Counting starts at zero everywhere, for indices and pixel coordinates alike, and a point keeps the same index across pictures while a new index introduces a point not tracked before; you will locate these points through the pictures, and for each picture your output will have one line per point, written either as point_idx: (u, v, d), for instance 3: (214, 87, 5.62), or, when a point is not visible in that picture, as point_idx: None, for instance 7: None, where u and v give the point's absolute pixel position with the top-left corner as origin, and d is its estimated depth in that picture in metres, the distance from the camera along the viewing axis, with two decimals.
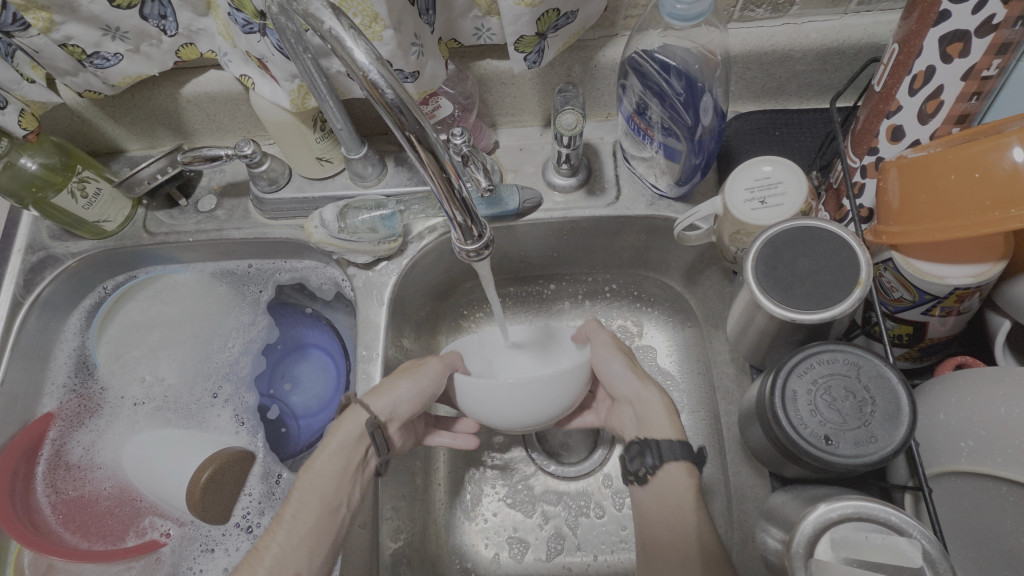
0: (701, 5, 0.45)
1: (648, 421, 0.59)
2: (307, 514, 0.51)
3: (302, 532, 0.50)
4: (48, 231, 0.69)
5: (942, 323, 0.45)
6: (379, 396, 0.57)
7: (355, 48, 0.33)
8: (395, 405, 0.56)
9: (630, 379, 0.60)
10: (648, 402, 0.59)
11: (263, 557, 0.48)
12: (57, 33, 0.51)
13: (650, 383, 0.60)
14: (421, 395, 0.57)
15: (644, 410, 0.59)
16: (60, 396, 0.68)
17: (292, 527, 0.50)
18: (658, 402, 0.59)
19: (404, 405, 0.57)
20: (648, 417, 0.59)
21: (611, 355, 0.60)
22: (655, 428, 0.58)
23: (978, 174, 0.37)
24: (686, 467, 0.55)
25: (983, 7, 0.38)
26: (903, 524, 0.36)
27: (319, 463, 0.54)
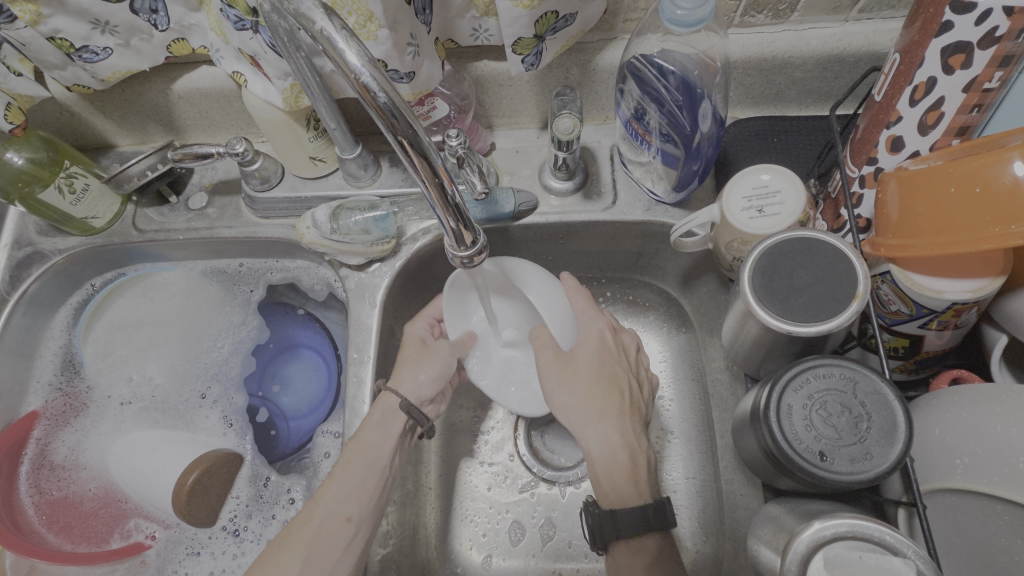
0: (702, 11, 0.44)
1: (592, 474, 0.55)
2: (354, 468, 0.54)
3: (345, 484, 0.54)
4: (36, 227, 0.68)
5: (938, 337, 0.45)
6: (402, 382, 0.59)
7: (347, 50, 0.32)
8: (419, 387, 0.59)
9: (574, 423, 0.55)
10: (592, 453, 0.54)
11: (318, 504, 0.53)
12: (44, 26, 0.50)
13: (597, 428, 0.54)
14: (439, 377, 0.60)
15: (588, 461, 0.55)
16: (45, 394, 0.67)
17: (340, 479, 0.54)
18: (601, 460, 0.53)
19: (426, 388, 0.59)
20: (596, 478, 0.54)
21: (550, 381, 0.56)
22: (602, 490, 0.53)
23: (979, 189, 0.37)
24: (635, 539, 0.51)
25: (986, 19, 0.38)
26: (897, 542, 0.36)
27: (366, 437, 0.56)
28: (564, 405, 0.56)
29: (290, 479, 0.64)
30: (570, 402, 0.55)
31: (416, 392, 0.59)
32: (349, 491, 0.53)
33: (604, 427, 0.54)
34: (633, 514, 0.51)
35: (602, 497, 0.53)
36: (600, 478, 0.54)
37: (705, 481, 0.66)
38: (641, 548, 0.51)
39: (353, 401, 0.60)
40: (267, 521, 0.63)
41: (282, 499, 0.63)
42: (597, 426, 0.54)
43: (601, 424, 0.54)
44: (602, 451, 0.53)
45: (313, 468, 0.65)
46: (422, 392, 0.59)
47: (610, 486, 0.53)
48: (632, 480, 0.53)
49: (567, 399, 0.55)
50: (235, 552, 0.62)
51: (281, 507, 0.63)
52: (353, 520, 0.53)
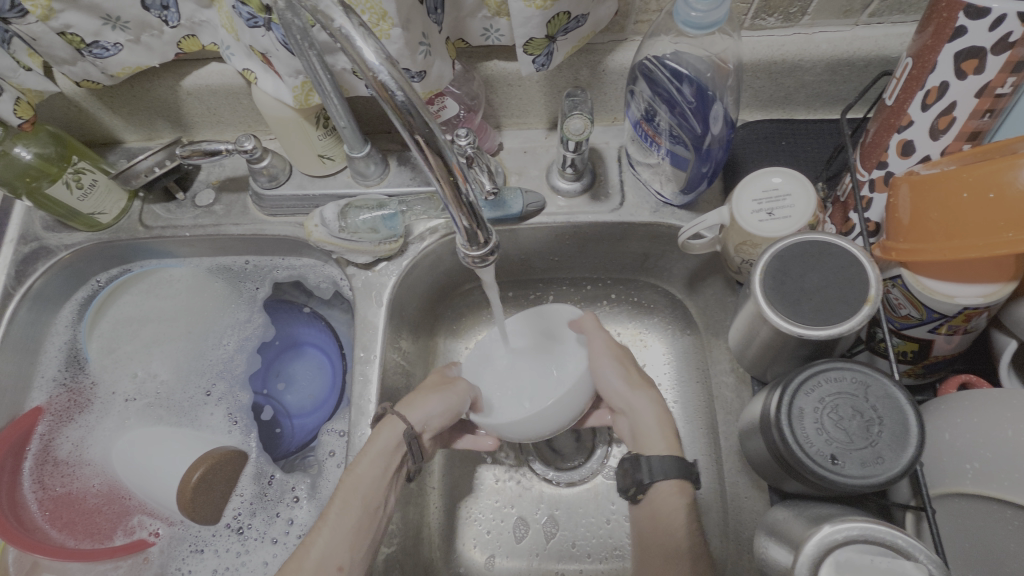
0: (717, 13, 0.44)
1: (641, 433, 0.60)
2: (353, 507, 0.52)
3: (342, 526, 0.51)
4: (42, 222, 0.68)
5: (947, 341, 0.45)
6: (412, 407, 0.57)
7: (365, 47, 0.32)
8: (427, 417, 0.57)
9: (624, 390, 0.61)
10: (642, 415, 0.60)
11: (310, 550, 0.50)
12: (55, 21, 0.49)
13: (645, 394, 0.61)
14: (450, 410, 0.58)
15: (637, 422, 0.60)
16: (50, 390, 0.67)
17: (338, 520, 0.51)
18: (651, 421, 0.59)
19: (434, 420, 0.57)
20: (645, 435, 0.59)
21: (604, 359, 0.61)
22: (649, 444, 0.58)
23: (993, 195, 0.37)
24: (679, 482, 0.55)
25: (1000, 24, 0.38)
26: (909, 546, 0.36)
27: (367, 472, 0.53)
28: (611, 372, 0.61)
29: (294, 478, 0.64)
30: (621, 369, 0.61)
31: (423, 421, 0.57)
32: (342, 542, 0.50)
33: (648, 396, 0.61)
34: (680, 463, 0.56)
35: (646, 450, 0.58)
36: (649, 435, 0.59)
37: (709, 483, 0.66)
38: (680, 495, 0.55)
39: (359, 400, 0.60)
40: (271, 519, 0.63)
41: (287, 498, 0.63)
42: (643, 395, 0.61)
43: (646, 395, 0.61)
44: (654, 413, 0.60)
45: (318, 467, 0.64)
46: (429, 423, 0.57)
47: (661, 444, 0.58)
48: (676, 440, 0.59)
49: (617, 369, 0.61)
50: (239, 550, 0.62)
51: (285, 505, 0.63)
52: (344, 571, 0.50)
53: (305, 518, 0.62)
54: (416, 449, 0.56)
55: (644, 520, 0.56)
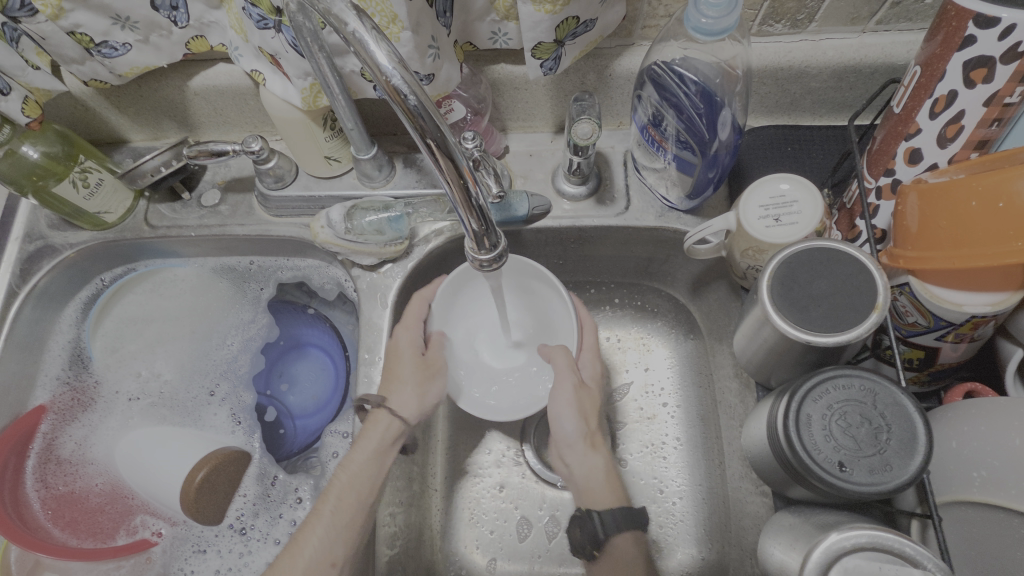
0: (727, 20, 0.44)
1: (587, 490, 0.58)
2: (344, 511, 0.52)
3: (334, 529, 0.51)
4: (47, 220, 0.68)
5: (954, 349, 0.45)
6: (404, 401, 0.57)
7: (378, 51, 0.33)
8: (418, 409, 0.58)
9: (577, 446, 0.58)
10: (590, 472, 0.58)
11: (302, 552, 0.50)
12: (65, 21, 0.49)
13: (599, 453, 0.58)
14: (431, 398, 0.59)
15: (584, 480, 0.58)
16: (53, 388, 0.67)
17: (329, 522, 0.51)
18: (600, 475, 0.58)
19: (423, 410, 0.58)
20: (590, 487, 0.57)
21: (563, 406, 0.58)
22: (596, 498, 0.57)
23: (1002, 204, 0.37)
24: (632, 534, 0.55)
25: (1010, 34, 0.38)
26: (918, 555, 0.36)
27: (354, 462, 0.54)
28: (567, 420, 0.58)
29: (297, 479, 0.64)
30: (581, 421, 0.58)
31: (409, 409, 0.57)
32: (334, 541, 0.50)
33: (601, 453, 0.59)
34: (631, 513, 0.55)
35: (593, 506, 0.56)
36: (596, 490, 0.57)
37: (712, 487, 0.66)
38: (635, 546, 0.55)
39: None
40: (274, 520, 0.63)
41: (290, 499, 0.63)
42: (598, 451, 0.58)
43: (601, 452, 0.59)
44: (601, 475, 0.57)
45: (321, 468, 0.64)
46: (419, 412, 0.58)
47: (606, 497, 0.56)
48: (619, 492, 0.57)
49: (576, 421, 0.58)
50: (241, 550, 0.62)
51: (288, 506, 0.63)
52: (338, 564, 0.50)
53: None
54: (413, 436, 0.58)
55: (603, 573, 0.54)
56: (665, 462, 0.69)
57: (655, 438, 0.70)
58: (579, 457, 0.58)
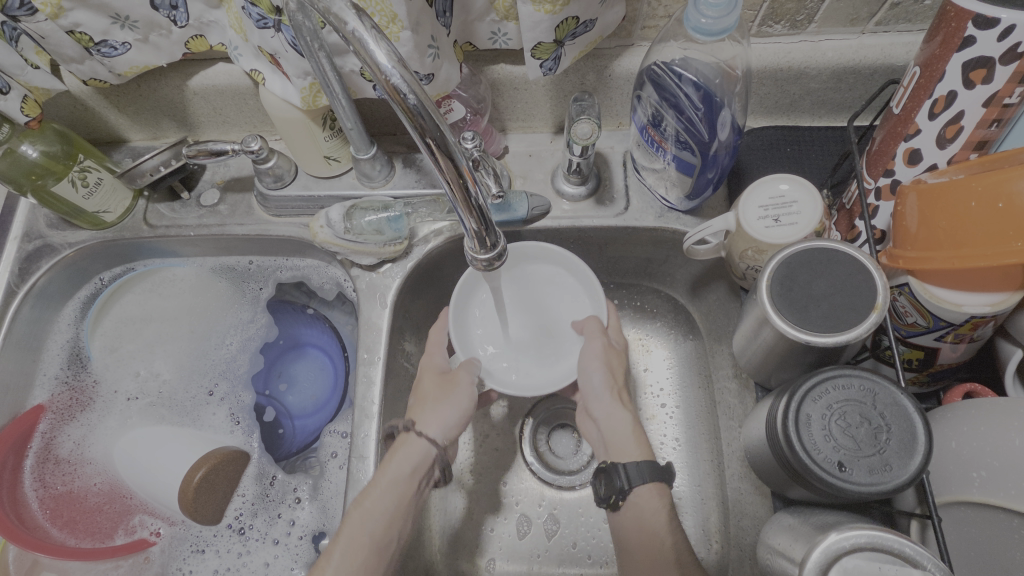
0: (727, 20, 0.44)
1: (615, 444, 0.57)
2: (358, 551, 0.50)
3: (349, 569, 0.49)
4: (46, 220, 0.67)
5: (953, 350, 0.45)
6: (428, 422, 0.57)
7: (377, 51, 0.33)
8: (445, 427, 0.57)
9: (605, 398, 0.59)
10: (618, 426, 0.58)
11: None
12: (65, 20, 0.49)
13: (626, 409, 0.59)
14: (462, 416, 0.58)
15: (611, 433, 0.58)
16: (51, 388, 0.67)
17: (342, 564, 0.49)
18: (627, 427, 0.57)
19: (451, 429, 0.57)
20: (617, 438, 0.57)
21: (593, 362, 0.59)
22: (621, 453, 0.56)
23: (1001, 205, 0.37)
24: (656, 487, 0.53)
25: (1009, 35, 0.38)
26: (917, 555, 0.36)
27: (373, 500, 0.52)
28: (595, 376, 0.59)
29: (296, 478, 0.64)
30: (609, 377, 0.59)
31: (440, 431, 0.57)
32: None
33: (628, 408, 0.59)
34: (656, 467, 0.54)
35: (619, 458, 0.56)
36: (622, 443, 0.57)
37: (711, 488, 0.66)
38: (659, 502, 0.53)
39: (362, 402, 0.60)
40: (272, 520, 0.62)
41: (289, 498, 0.63)
42: (625, 407, 0.59)
43: (629, 407, 0.59)
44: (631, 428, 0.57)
45: (319, 468, 0.64)
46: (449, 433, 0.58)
47: (633, 451, 0.56)
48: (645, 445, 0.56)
49: (604, 376, 0.59)
50: (240, 550, 0.62)
51: (287, 506, 0.63)
52: None
53: (307, 519, 0.62)
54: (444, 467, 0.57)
55: (625, 529, 0.53)
56: (664, 462, 0.69)
57: (654, 438, 0.70)
58: (608, 412, 0.59)
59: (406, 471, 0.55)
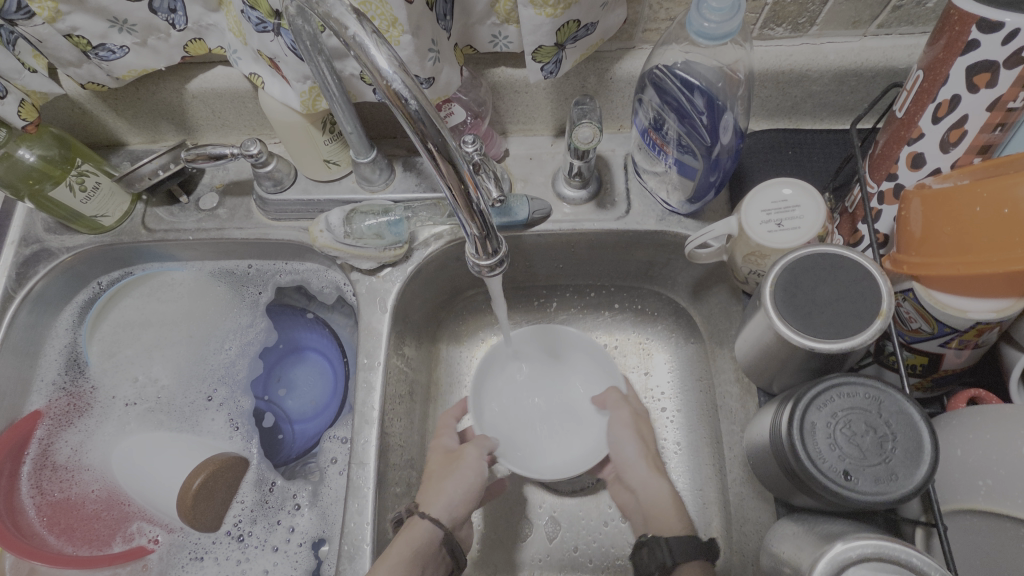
0: (730, 24, 0.44)
1: (653, 515, 0.60)
2: None
3: None
4: (44, 224, 0.67)
5: (957, 356, 0.45)
6: (433, 503, 0.58)
7: (378, 56, 0.32)
8: (451, 507, 0.59)
9: (641, 468, 0.62)
10: (655, 493, 0.61)
11: None
12: (62, 23, 0.49)
13: (660, 477, 0.61)
14: (470, 493, 0.60)
15: (648, 503, 0.61)
16: (49, 393, 0.67)
17: None
18: (665, 497, 0.60)
19: (457, 507, 0.59)
20: (655, 509, 0.60)
21: (625, 432, 0.64)
22: (665, 520, 0.58)
23: (1007, 210, 0.36)
24: (697, 565, 0.53)
25: (1013, 38, 0.37)
26: (924, 565, 0.35)
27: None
28: (625, 445, 0.64)
29: (295, 485, 0.64)
30: (641, 444, 0.64)
31: (448, 509, 0.58)
32: None
33: (665, 476, 0.62)
34: (680, 535, 0.54)
35: (661, 530, 0.57)
36: (665, 513, 0.59)
37: (713, 493, 0.65)
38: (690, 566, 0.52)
39: (363, 408, 0.60)
40: (272, 527, 0.62)
41: (288, 505, 0.63)
42: (663, 475, 0.62)
43: (664, 476, 0.62)
44: (668, 495, 0.60)
45: (319, 474, 0.64)
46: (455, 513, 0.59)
47: (676, 524, 0.57)
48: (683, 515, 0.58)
49: (637, 444, 0.64)
50: (239, 557, 0.61)
51: (286, 513, 0.62)
52: None
53: (307, 526, 0.62)
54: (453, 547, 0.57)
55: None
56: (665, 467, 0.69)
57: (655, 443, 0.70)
58: (643, 482, 0.62)
59: (409, 551, 0.53)
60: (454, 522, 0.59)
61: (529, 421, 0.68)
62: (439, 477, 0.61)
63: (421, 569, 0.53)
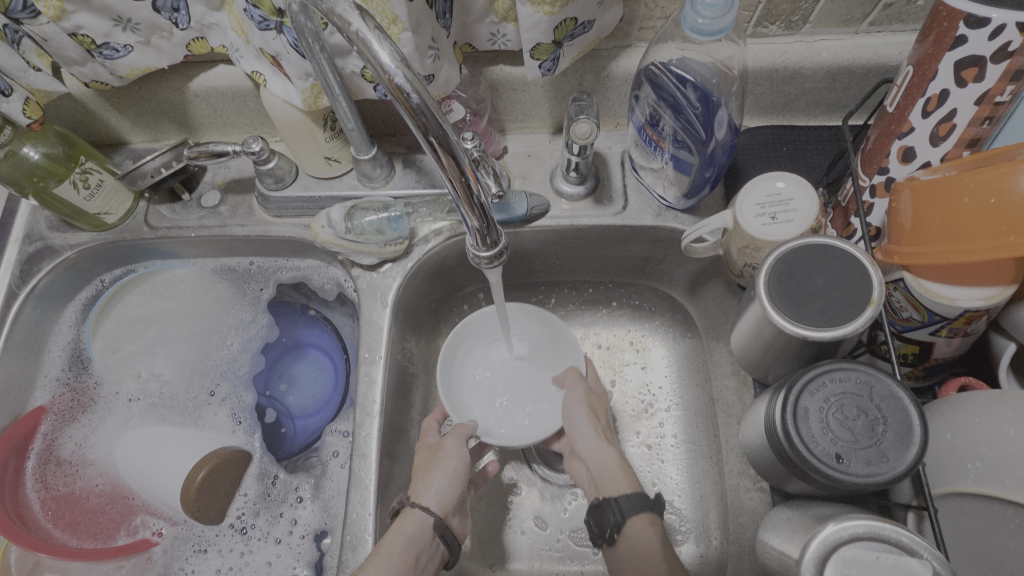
0: (724, 20, 0.45)
1: (601, 482, 0.58)
2: None
3: None
4: (47, 222, 0.68)
5: (948, 344, 0.46)
6: (421, 491, 0.57)
7: (381, 50, 0.33)
8: (439, 494, 0.57)
9: (593, 439, 0.60)
10: (604, 462, 0.59)
11: None
12: (67, 22, 0.50)
13: (610, 447, 0.60)
14: (454, 479, 0.58)
15: (597, 472, 0.59)
16: (53, 389, 0.67)
17: None
18: (615, 465, 0.58)
19: (445, 494, 0.57)
20: (605, 476, 0.58)
21: (578, 408, 0.61)
22: (612, 487, 0.57)
23: (994, 199, 0.37)
24: (648, 517, 0.54)
25: (1000, 34, 0.39)
26: (914, 544, 0.36)
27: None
28: (576, 423, 0.61)
29: (297, 478, 0.64)
30: (594, 417, 0.61)
31: (435, 498, 0.56)
32: None
33: (614, 445, 0.60)
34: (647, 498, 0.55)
35: (611, 494, 0.56)
36: (611, 478, 0.58)
37: (711, 484, 0.66)
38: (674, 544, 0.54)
39: (363, 401, 0.60)
40: (274, 520, 0.63)
41: (290, 498, 0.63)
42: (612, 444, 0.60)
43: (614, 445, 0.60)
44: (617, 461, 0.59)
45: (321, 467, 0.65)
46: (444, 501, 0.57)
47: (623, 485, 0.57)
48: (631, 480, 0.57)
49: (590, 417, 0.61)
50: (242, 549, 0.62)
51: (289, 505, 0.63)
52: None
53: (309, 518, 0.63)
54: (447, 536, 0.55)
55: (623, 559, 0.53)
56: (663, 461, 0.69)
57: (653, 437, 0.71)
58: (594, 453, 0.60)
59: (402, 542, 0.53)
60: (445, 510, 0.57)
61: (495, 403, 0.66)
62: (421, 472, 0.59)
63: (415, 561, 0.53)
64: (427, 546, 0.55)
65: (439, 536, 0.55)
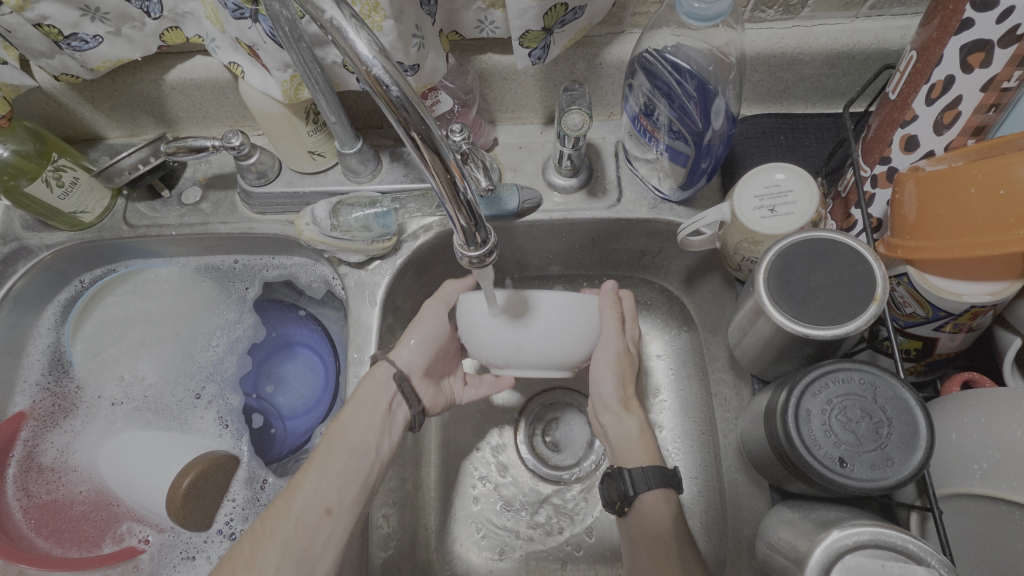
0: (720, 5, 0.43)
1: (620, 449, 0.56)
2: (336, 457, 0.52)
3: (329, 478, 0.51)
4: (22, 222, 0.65)
5: (952, 339, 0.45)
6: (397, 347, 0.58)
7: (357, 40, 0.31)
8: (413, 354, 0.58)
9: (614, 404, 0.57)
10: (626, 433, 0.57)
11: (296, 495, 0.50)
12: (31, 12, 0.47)
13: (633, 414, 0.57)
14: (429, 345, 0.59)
15: (618, 439, 0.57)
16: (33, 395, 0.65)
17: (321, 468, 0.51)
18: (634, 435, 0.56)
19: (416, 355, 0.58)
20: (624, 445, 0.56)
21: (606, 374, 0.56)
22: (628, 456, 0.55)
23: (1003, 191, 0.36)
24: (663, 492, 0.53)
25: (1008, 17, 0.37)
26: (921, 551, 0.35)
27: (353, 422, 0.54)
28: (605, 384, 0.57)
29: (287, 481, 0.63)
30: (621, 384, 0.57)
31: (406, 361, 0.58)
32: (329, 482, 0.50)
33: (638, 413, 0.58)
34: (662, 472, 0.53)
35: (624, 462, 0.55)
36: (629, 445, 0.56)
37: (708, 478, 0.65)
38: None
39: None
40: None
41: None
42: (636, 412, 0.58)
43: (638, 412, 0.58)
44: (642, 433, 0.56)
45: None
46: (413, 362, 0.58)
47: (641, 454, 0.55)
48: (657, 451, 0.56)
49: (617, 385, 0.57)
50: None
51: None
52: (333, 511, 0.50)
53: None
54: (409, 393, 0.56)
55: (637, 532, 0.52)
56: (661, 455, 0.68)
57: None
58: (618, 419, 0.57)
59: (373, 388, 0.55)
60: (413, 370, 0.58)
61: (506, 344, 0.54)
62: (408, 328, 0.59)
63: (384, 410, 0.55)
64: (396, 395, 0.56)
65: (399, 390, 0.56)
